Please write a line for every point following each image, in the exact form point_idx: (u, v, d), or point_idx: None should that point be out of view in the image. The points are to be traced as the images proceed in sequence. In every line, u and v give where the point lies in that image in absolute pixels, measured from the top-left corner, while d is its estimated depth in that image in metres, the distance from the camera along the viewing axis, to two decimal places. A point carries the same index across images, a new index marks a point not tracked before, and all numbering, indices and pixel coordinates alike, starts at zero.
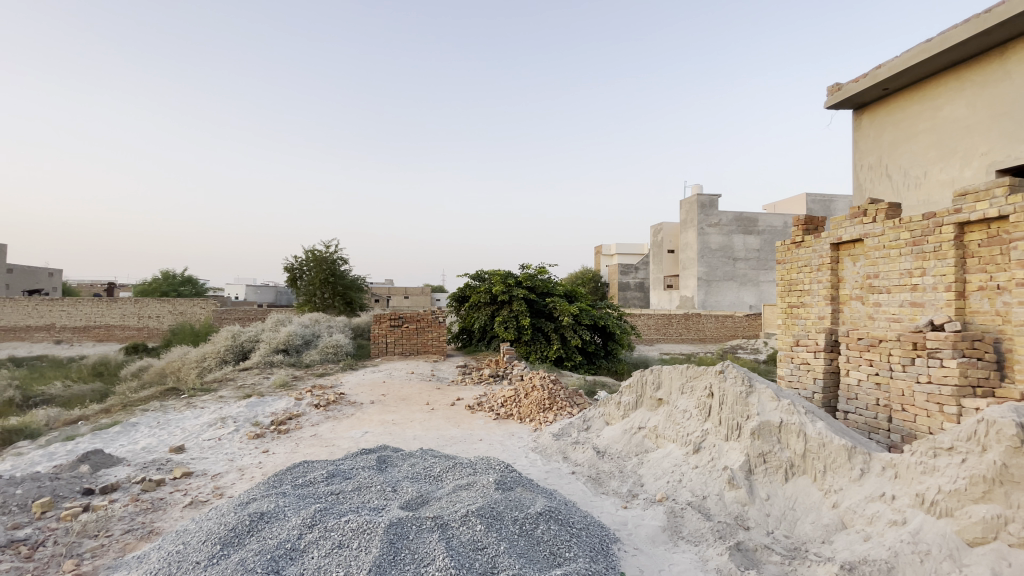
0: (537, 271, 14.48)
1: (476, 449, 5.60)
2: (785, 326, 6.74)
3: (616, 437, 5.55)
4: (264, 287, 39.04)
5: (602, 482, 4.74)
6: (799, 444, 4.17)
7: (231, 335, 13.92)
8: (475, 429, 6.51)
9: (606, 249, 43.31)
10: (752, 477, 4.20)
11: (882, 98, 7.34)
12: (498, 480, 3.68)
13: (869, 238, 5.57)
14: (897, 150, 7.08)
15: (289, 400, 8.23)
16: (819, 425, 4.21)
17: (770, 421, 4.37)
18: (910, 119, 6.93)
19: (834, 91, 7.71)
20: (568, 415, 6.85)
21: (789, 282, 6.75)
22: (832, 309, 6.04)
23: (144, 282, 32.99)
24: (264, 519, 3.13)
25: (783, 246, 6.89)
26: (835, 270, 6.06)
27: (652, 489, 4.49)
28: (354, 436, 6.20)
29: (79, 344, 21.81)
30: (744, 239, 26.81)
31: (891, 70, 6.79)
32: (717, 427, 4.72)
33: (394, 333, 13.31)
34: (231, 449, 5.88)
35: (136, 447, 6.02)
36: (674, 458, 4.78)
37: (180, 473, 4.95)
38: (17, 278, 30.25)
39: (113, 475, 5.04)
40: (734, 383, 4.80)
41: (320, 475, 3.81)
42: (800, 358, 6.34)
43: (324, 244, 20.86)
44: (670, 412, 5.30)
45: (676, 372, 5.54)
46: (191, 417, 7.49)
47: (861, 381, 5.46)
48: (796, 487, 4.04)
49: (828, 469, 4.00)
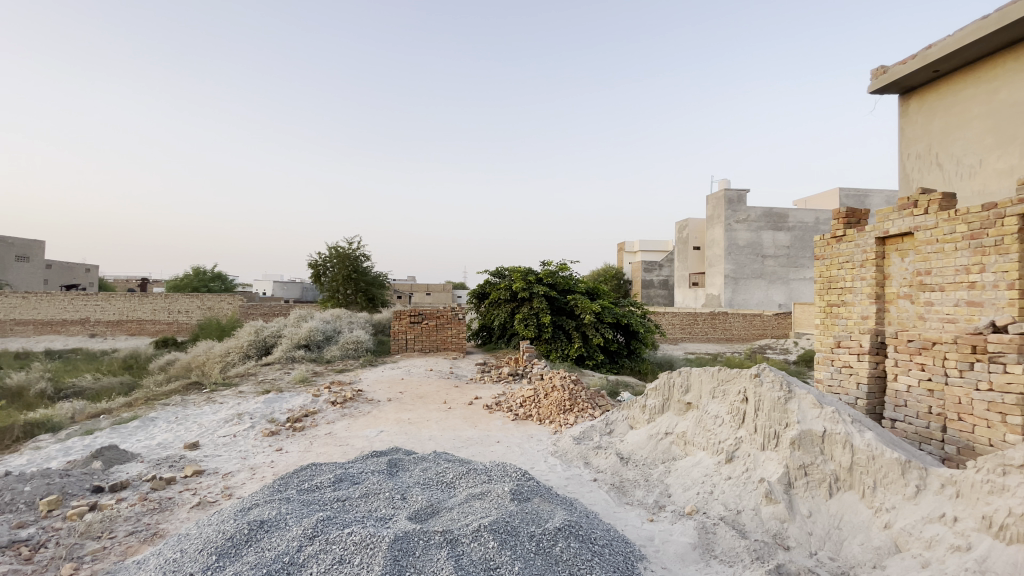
0: (558, 268, 14.17)
1: (492, 453, 5.36)
2: (823, 326, 6.29)
3: (641, 442, 5.25)
4: (291, 283, 39.76)
5: (626, 492, 4.45)
6: (845, 457, 3.81)
7: (254, 330, 14.01)
8: (492, 430, 6.28)
9: (629, 247, 42.74)
10: (792, 491, 3.85)
11: (932, 81, 6.81)
12: (514, 489, 3.42)
13: (920, 231, 5.13)
14: (949, 137, 6.55)
15: (306, 396, 8.14)
16: (868, 436, 3.83)
17: (813, 431, 4.00)
18: (963, 103, 6.38)
19: (879, 75, 7.19)
20: (589, 417, 6.54)
21: (828, 279, 6.30)
22: (877, 308, 5.58)
23: (176, 278, 33.89)
24: (264, 527, 2.94)
25: (822, 241, 6.43)
26: (880, 266, 5.61)
27: (680, 500, 4.18)
28: (369, 436, 6.03)
29: (113, 337, 22.44)
30: (773, 235, 25.94)
31: (941, 51, 6.26)
32: (752, 435, 4.37)
33: (413, 330, 13.19)
34: (245, 447, 5.78)
35: (152, 443, 5.98)
36: (705, 467, 4.45)
37: (191, 471, 4.85)
38: (56, 274, 31.40)
39: (125, 472, 4.99)
40: (771, 388, 4.45)
41: (327, 479, 3.61)
42: (841, 361, 5.90)
43: (347, 240, 20.98)
44: (701, 417, 4.96)
45: (707, 375, 5.19)
46: (209, 412, 7.46)
47: (912, 387, 5.02)
48: (842, 503, 3.68)
49: (879, 485, 3.63)
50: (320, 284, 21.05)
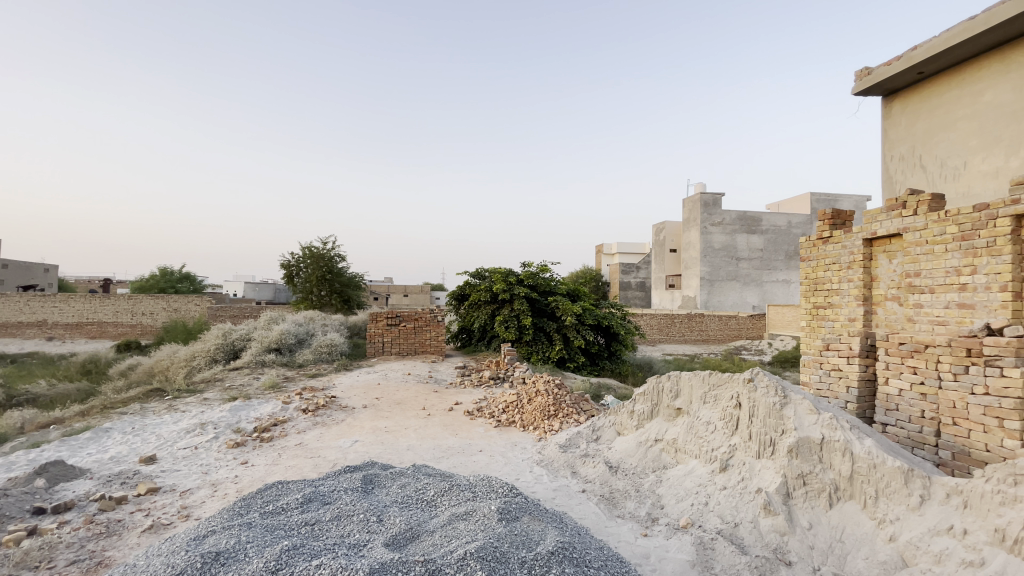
0: (538, 269, 13.96)
1: (475, 463, 5.09)
2: (810, 328, 6.20)
3: (630, 450, 5.03)
4: (264, 284, 38.67)
5: (617, 503, 4.22)
6: (845, 465, 3.67)
7: (222, 333, 13.36)
8: (474, 438, 5.99)
9: (607, 248, 42.96)
10: (791, 502, 3.68)
11: (915, 83, 6.83)
12: (501, 508, 3.15)
13: (909, 232, 5.06)
14: (932, 139, 6.55)
15: (275, 404, 7.71)
16: (867, 443, 3.70)
17: (811, 438, 3.85)
18: (948, 105, 6.40)
19: (863, 76, 7.20)
20: (574, 423, 6.32)
21: (814, 281, 6.21)
22: (864, 310, 5.51)
23: (141, 279, 32.50)
24: (220, 560, 2.59)
25: (807, 242, 6.35)
26: (867, 268, 5.54)
27: (674, 513, 3.97)
28: (342, 446, 5.68)
29: (71, 340, 21.30)
30: (748, 238, 26.32)
31: (927, 52, 6.26)
32: (746, 442, 4.19)
33: (390, 332, 12.79)
34: (208, 460, 5.36)
35: (104, 457, 5.51)
36: (697, 476, 4.25)
37: (145, 489, 4.43)
38: (12, 274, 29.79)
39: (71, 490, 4.53)
40: (766, 393, 4.27)
41: (294, 500, 3.26)
42: (830, 364, 5.80)
43: (321, 240, 20.40)
44: (691, 423, 4.76)
45: (697, 379, 5.01)
46: (169, 422, 6.97)
47: (903, 391, 4.96)
48: (843, 515, 3.54)
49: (881, 495, 3.50)
50: (293, 285, 20.39)
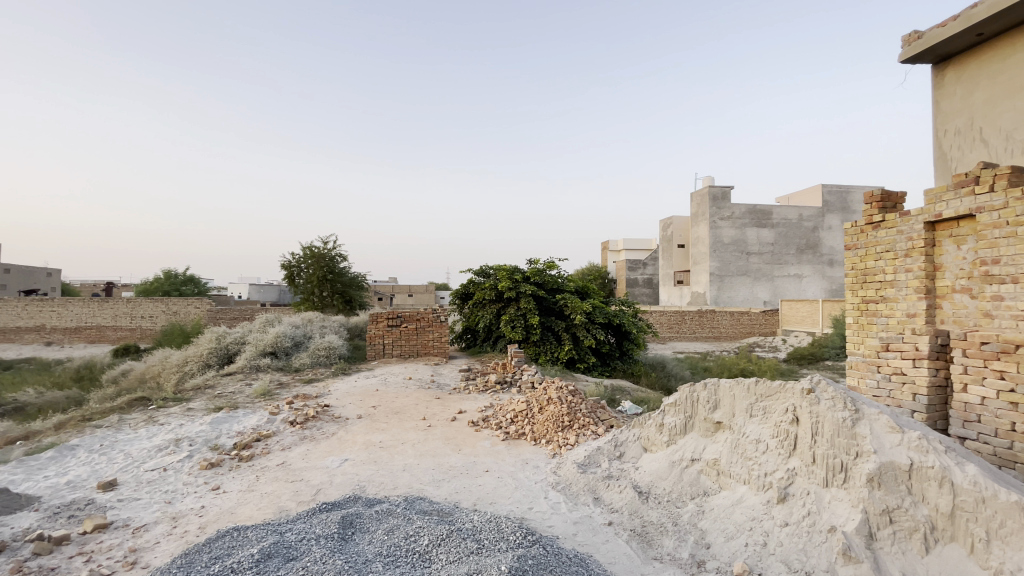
0: (545, 266, 13.24)
1: (481, 487, 4.38)
2: (859, 326, 5.44)
3: (661, 472, 4.29)
4: (269, 286, 38.15)
5: (652, 541, 3.50)
6: (942, 499, 2.94)
7: (216, 336, 12.68)
8: (480, 455, 5.28)
9: (613, 245, 42.12)
10: (875, 545, 2.96)
11: (973, 48, 6.04)
12: (513, 568, 2.44)
13: (983, 213, 4.30)
14: (996, 110, 5.75)
15: (261, 415, 7.00)
16: (970, 471, 2.96)
17: (896, 464, 3.11)
18: (1012, 71, 5.60)
19: (912, 41, 6.44)
20: (592, 437, 5.59)
21: (863, 272, 5.44)
22: (927, 304, 4.75)
23: (145, 282, 32.03)
24: None
25: (853, 228, 5.58)
26: (930, 256, 4.77)
27: (723, 555, 3.25)
28: (330, 466, 4.98)
29: (70, 345, 20.82)
30: (758, 232, 25.48)
31: (989, 10, 5.44)
32: (810, 467, 3.45)
33: (391, 334, 12.09)
34: (175, 485, 4.68)
35: (59, 482, 4.82)
36: (748, 507, 3.51)
37: (91, 526, 3.74)
38: (14, 278, 29.45)
39: (7, 527, 3.85)
40: (832, 406, 3.51)
41: (248, 558, 2.57)
42: (890, 368, 5.06)
43: (322, 240, 19.76)
44: (735, 440, 4.00)
45: (741, 389, 4.23)
46: (143, 437, 6.29)
47: (987, 399, 4.21)
48: (944, 562, 2.83)
49: (994, 538, 2.78)
50: (293, 286, 19.72)
